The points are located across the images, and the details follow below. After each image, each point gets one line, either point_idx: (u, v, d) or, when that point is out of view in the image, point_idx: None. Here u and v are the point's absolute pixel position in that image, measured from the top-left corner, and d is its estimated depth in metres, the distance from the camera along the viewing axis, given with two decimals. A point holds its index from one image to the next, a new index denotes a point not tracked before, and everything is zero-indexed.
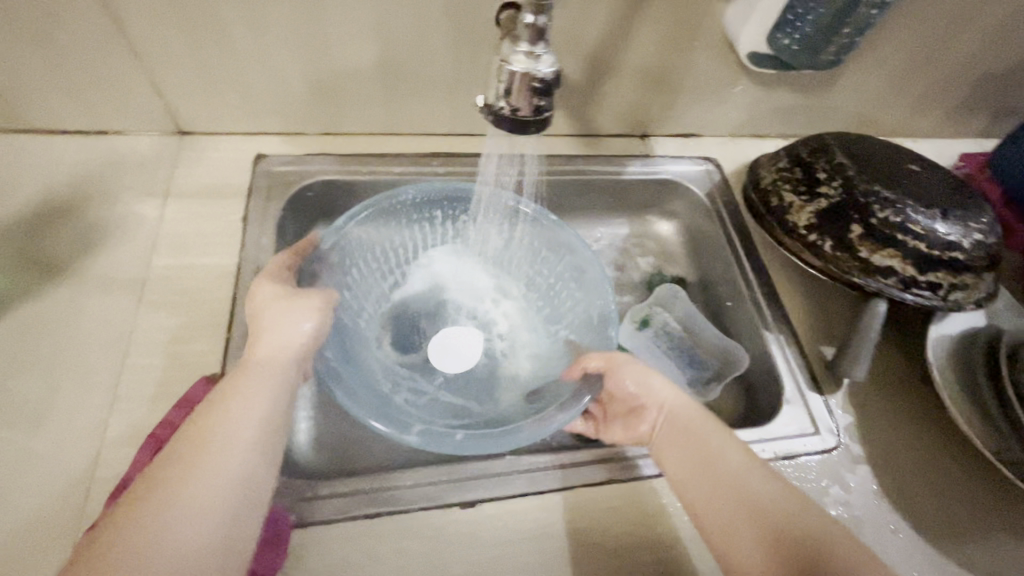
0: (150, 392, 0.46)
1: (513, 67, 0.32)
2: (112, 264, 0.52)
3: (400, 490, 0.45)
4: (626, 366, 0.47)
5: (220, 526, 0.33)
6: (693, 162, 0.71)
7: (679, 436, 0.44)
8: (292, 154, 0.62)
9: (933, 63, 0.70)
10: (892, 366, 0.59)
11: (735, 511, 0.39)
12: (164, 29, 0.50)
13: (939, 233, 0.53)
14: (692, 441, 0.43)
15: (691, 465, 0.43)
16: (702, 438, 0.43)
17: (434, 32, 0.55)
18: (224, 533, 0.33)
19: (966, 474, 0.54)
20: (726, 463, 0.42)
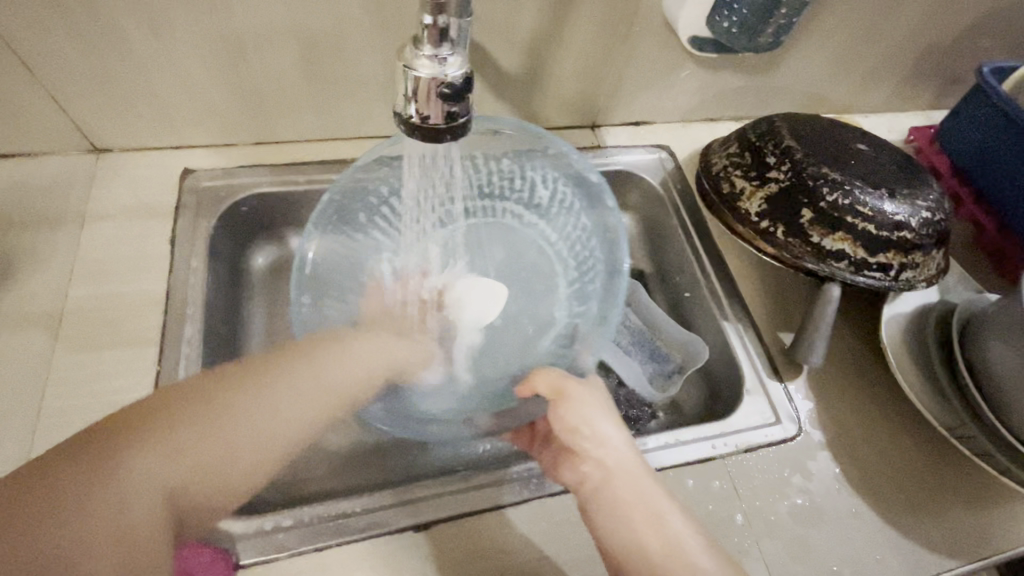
0: (70, 435, 0.43)
1: (417, 72, 0.29)
2: (24, 298, 0.48)
3: (348, 518, 0.43)
4: (575, 405, 0.45)
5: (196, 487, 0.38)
6: (646, 150, 0.69)
7: (620, 486, 0.43)
8: (220, 166, 0.58)
9: (878, 37, 0.69)
10: (849, 347, 0.59)
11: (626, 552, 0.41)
12: (58, 40, 0.46)
13: (888, 213, 0.52)
14: (627, 491, 0.43)
15: (620, 517, 0.42)
16: (638, 487, 0.43)
17: (359, 28, 0.52)
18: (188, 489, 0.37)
19: (924, 451, 0.54)
20: (658, 532, 0.41)
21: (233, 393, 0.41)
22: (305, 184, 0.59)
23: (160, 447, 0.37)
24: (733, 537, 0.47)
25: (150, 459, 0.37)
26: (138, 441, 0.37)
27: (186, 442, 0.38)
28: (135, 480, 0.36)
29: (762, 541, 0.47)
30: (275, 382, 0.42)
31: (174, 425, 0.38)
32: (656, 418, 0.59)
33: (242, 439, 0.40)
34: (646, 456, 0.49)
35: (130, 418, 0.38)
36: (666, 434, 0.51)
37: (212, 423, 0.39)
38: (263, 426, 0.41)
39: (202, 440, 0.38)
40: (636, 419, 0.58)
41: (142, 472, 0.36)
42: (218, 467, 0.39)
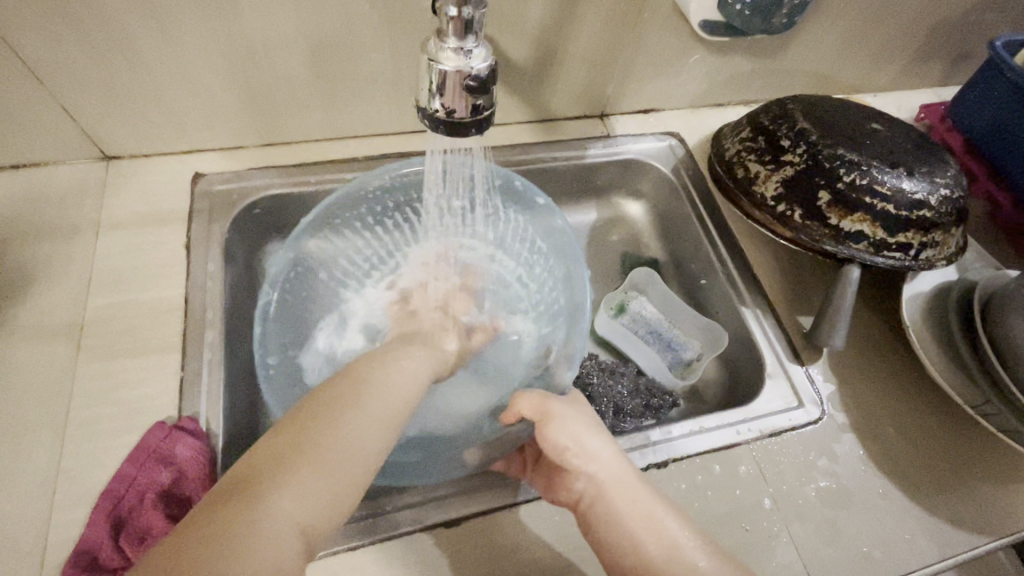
0: (99, 444, 0.43)
1: (442, 65, 0.29)
2: (43, 309, 0.48)
3: (379, 517, 0.43)
4: (559, 425, 0.42)
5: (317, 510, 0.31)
6: (656, 138, 0.69)
7: (610, 502, 0.40)
8: (231, 169, 0.58)
9: (887, 15, 0.68)
10: (868, 329, 0.59)
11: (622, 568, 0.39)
12: (66, 48, 0.46)
13: (906, 192, 0.52)
14: (620, 506, 0.40)
15: (617, 529, 0.40)
16: (632, 503, 0.40)
17: (366, 25, 0.51)
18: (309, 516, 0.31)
19: (948, 429, 0.54)
20: (658, 538, 0.39)
21: (309, 418, 0.34)
22: (317, 185, 0.58)
23: (300, 465, 0.31)
24: (762, 522, 0.47)
25: (283, 501, 0.30)
26: (202, 513, 0.29)
27: (343, 460, 0.33)
28: (285, 513, 0.30)
29: (791, 525, 0.47)
30: (349, 414, 0.35)
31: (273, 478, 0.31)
32: (677, 406, 0.59)
33: (320, 489, 0.31)
34: (672, 445, 0.49)
35: (218, 492, 0.30)
36: (691, 422, 0.51)
37: (324, 453, 0.33)
38: (342, 464, 0.33)
39: (333, 444, 0.33)
40: (658, 408, 0.57)
41: (272, 515, 0.29)
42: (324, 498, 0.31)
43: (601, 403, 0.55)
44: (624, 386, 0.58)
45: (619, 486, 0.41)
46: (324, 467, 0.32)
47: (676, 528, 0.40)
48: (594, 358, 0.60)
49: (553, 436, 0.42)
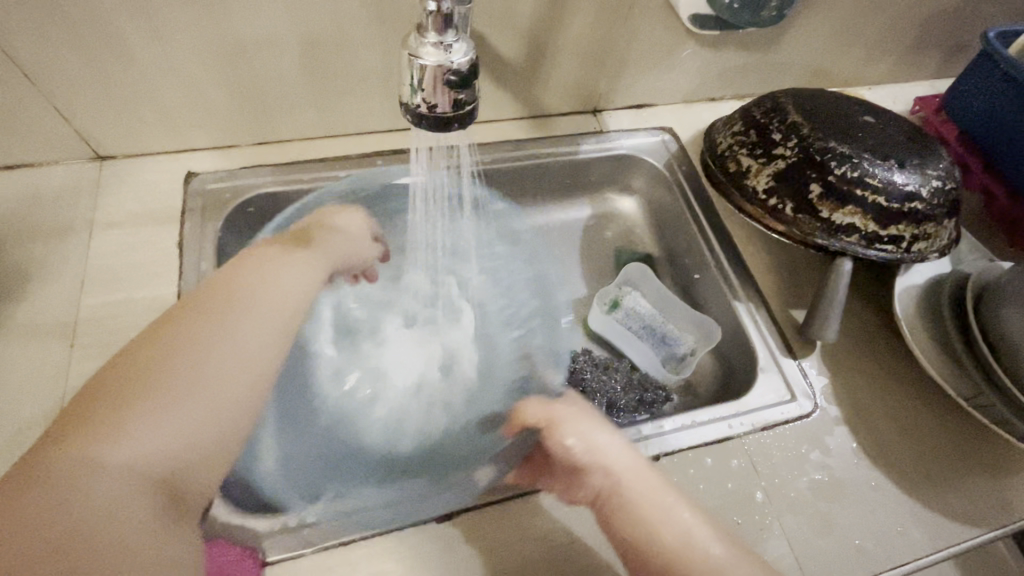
0: None
1: (423, 60, 0.29)
2: (37, 308, 0.48)
3: (370, 512, 0.43)
4: (567, 426, 0.44)
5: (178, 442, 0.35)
6: (648, 133, 0.69)
7: (630, 484, 0.42)
8: (223, 168, 0.58)
9: (880, 8, 0.68)
10: (862, 322, 0.59)
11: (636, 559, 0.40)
12: (57, 49, 0.46)
13: (898, 185, 0.52)
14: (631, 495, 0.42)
15: (638, 520, 0.41)
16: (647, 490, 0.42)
17: (354, 22, 0.51)
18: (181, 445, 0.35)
19: (942, 421, 0.54)
20: (669, 526, 0.40)
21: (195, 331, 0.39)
22: (310, 183, 0.58)
23: (184, 395, 0.36)
24: (754, 516, 0.47)
25: (176, 418, 0.35)
26: (103, 409, 0.34)
27: (218, 372, 0.38)
28: (168, 425, 0.35)
29: (783, 517, 0.47)
30: (206, 332, 0.39)
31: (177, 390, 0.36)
32: (671, 401, 0.59)
33: (202, 413, 0.36)
34: (664, 438, 0.49)
35: (94, 390, 0.36)
36: (683, 416, 0.51)
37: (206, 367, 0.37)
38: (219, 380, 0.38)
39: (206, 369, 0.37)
40: (652, 403, 0.57)
41: (175, 422, 0.35)
42: (212, 412, 0.36)
43: (595, 398, 0.56)
44: (618, 381, 0.58)
45: (631, 480, 0.42)
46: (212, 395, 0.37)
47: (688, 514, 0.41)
48: (588, 353, 0.60)
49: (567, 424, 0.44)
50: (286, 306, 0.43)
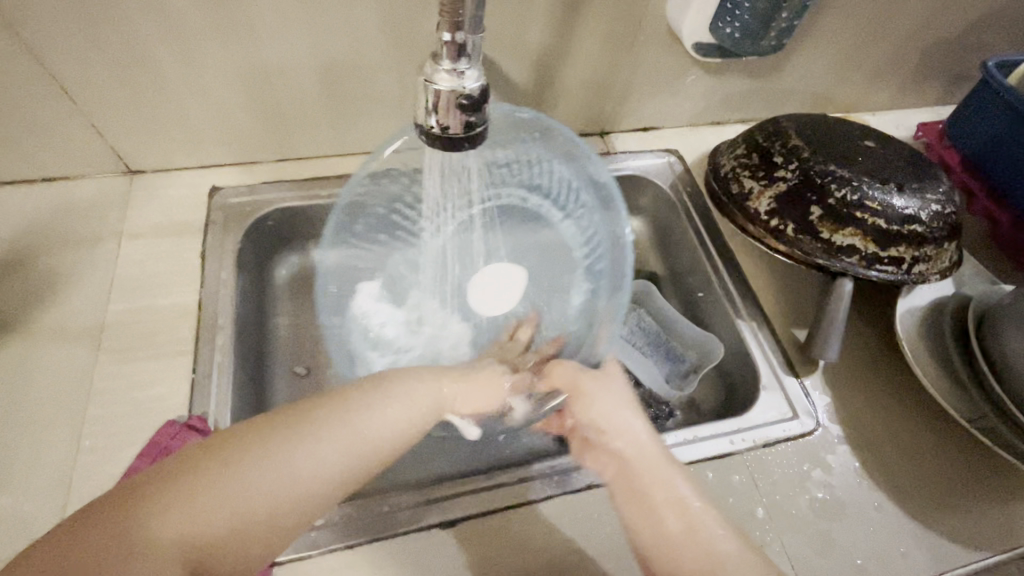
0: (110, 443, 0.45)
1: (437, 86, 0.31)
2: (65, 313, 0.51)
3: (374, 517, 0.44)
4: (587, 399, 0.46)
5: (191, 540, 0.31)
6: (654, 155, 0.71)
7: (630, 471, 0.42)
8: (245, 183, 0.61)
9: (881, 38, 0.70)
10: (865, 343, 0.59)
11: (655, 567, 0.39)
12: (95, 70, 0.49)
13: (898, 208, 0.53)
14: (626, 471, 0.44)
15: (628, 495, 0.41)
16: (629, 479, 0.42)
17: (373, 47, 0.54)
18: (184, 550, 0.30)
19: (946, 443, 0.54)
20: (699, 540, 0.38)
21: (355, 403, 0.37)
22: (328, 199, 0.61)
23: (269, 466, 0.33)
24: (755, 532, 0.47)
25: (265, 479, 0.33)
26: (195, 474, 0.32)
27: (307, 469, 0.34)
28: (252, 493, 0.32)
29: (784, 535, 0.47)
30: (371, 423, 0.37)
31: (262, 464, 0.33)
32: (674, 417, 0.60)
33: (291, 483, 0.33)
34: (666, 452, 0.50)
35: (184, 458, 0.34)
36: (685, 432, 0.51)
37: (329, 451, 0.35)
38: (291, 482, 0.34)
39: (304, 461, 0.34)
40: (655, 418, 0.58)
41: (259, 487, 0.33)
42: (293, 492, 0.34)
43: None
44: None
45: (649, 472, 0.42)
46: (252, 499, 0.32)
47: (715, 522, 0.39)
48: None
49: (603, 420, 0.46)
50: (389, 439, 0.38)
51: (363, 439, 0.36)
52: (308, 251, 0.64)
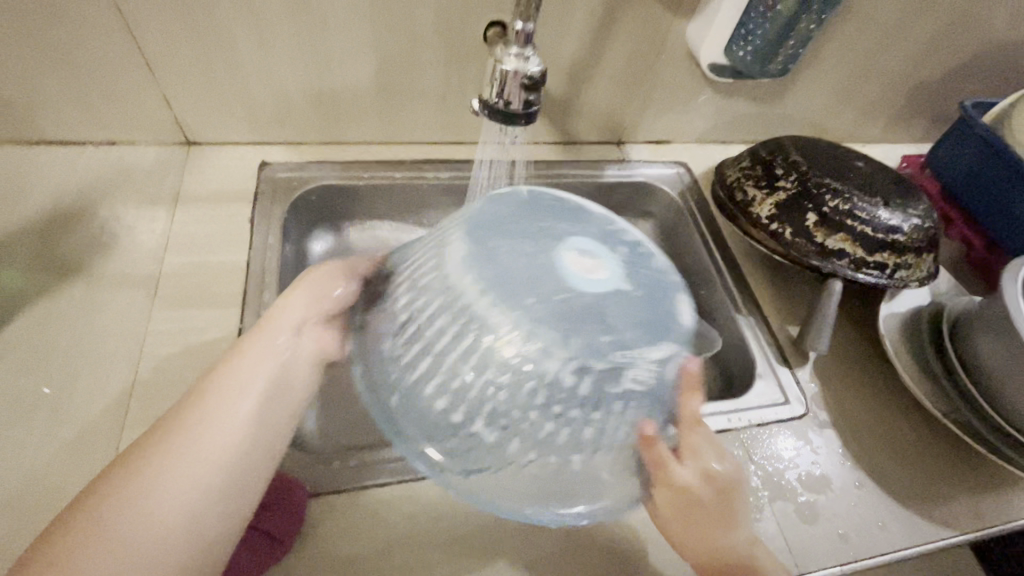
0: (164, 379, 0.49)
1: (504, 66, 0.37)
2: (125, 263, 0.56)
3: (404, 461, 0.48)
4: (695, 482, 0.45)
5: (145, 521, 0.33)
6: (665, 165, 0.77)
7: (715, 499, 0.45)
8: (292, 161, 0.66)
9: (873, 76, 0.78)
10: (851, 343, 0.65)
11: None
12: (178, 45, 0.55)
13: (883, 219, 0.60)
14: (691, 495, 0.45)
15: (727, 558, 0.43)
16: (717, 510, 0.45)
17: (426, 46, 0.60)
18: (133, 530, 0.33)
19: (922, 434, 0.59)
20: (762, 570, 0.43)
21: (199, 390, 0.40)
22: (368, 180, 0.66)
23: (188, 437, 0.37)
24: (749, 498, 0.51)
25: (195, 451, 0.36)
26: (139, 453, 0.36)
27: (222, 426, 0.38)
28: (182, 472, 0.35)
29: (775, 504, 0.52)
30: (232, 375, 0.41)
31: (193, 424, 0.37)
32: None
33: (222, 422, 0.38)
34: None
35: (116, 462, 0.36)
36: None
37: (226, 411, 0.39)
38: (212, 435, 0.37)
39: (222, 417, 0.38)
40: None
41: (176, 474, 0.35)
42: (227, 442, 0.38)
43: None
44: None
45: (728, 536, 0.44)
46: (189, 457, 0.36)
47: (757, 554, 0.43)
48: None
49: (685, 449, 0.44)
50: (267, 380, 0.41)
51: (257, 377, 0.41)
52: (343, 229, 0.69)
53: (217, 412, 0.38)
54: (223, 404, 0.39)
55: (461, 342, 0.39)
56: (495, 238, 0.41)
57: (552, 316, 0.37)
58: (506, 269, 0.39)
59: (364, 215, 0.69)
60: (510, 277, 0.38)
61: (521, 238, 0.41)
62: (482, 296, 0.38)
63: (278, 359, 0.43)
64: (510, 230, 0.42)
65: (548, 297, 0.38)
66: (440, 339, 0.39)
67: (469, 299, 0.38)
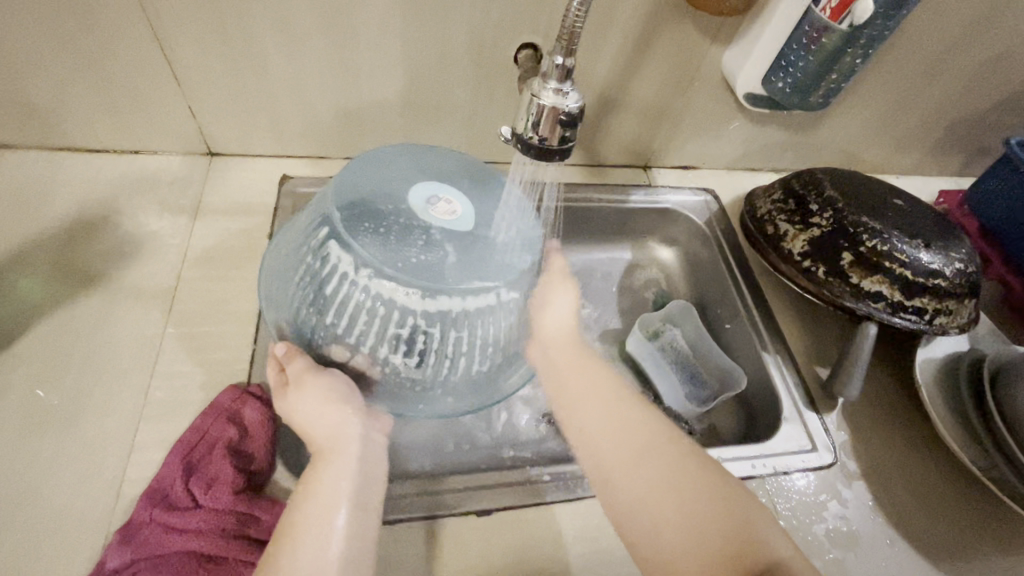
0: (174, 399, 0.47)
1: (543, 101, 0.36)
2: (142, 275, 0.54)
3: (417, 498, 0.46)
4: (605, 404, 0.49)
5: None
6: (693, 193, 0.75)
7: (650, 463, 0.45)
8: (314, 176, 0.65)
9: (912, 108, 0.75)
10: (883, 388, 0.62)
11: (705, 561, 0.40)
12: (207, 59, 0.54)
13: (924, 262, 0.57)
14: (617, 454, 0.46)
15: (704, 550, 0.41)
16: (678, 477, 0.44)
17: (456, 65, 0.59)
18: None
19: (957, 489, 0.56)
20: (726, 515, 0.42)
21: (295, 515, 0.40)
22: None
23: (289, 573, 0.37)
24: None
25: None
26: None
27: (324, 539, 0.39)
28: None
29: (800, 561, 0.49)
30: (322, 492, 0.41)
31: (290, 559, 0.37)
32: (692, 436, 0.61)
33: (320, 550, 0.38)
34: None
35: None
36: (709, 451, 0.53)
37: (323, 530, 0.39)
38: (315, 562, 0.38)
39: (316, 544, 0.38)
40: None
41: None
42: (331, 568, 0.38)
43: None
44: None
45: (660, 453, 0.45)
46: None
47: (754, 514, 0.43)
48: None
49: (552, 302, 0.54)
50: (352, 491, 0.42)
51: (340, 494, 0.41)
52: None
53: (311, 541, 0.38)
54: (313, 531, 0.39)
55: (422, 310, 0.44)
56: (357, 230, 0.44)
57: (472, 254, 0.45)
58: (409, 253, 0.44)
59: None
60: (398, 253, 0.43)
61: (397, 236, 0.44)
62: (406, 288, 0.43)
63: (356, 468, 0.43)
64: (388, 224, 0.45)
65: (432, 256, 0.44)
66: (407, 322, 0.44)
67: (399, 299, 0.43)
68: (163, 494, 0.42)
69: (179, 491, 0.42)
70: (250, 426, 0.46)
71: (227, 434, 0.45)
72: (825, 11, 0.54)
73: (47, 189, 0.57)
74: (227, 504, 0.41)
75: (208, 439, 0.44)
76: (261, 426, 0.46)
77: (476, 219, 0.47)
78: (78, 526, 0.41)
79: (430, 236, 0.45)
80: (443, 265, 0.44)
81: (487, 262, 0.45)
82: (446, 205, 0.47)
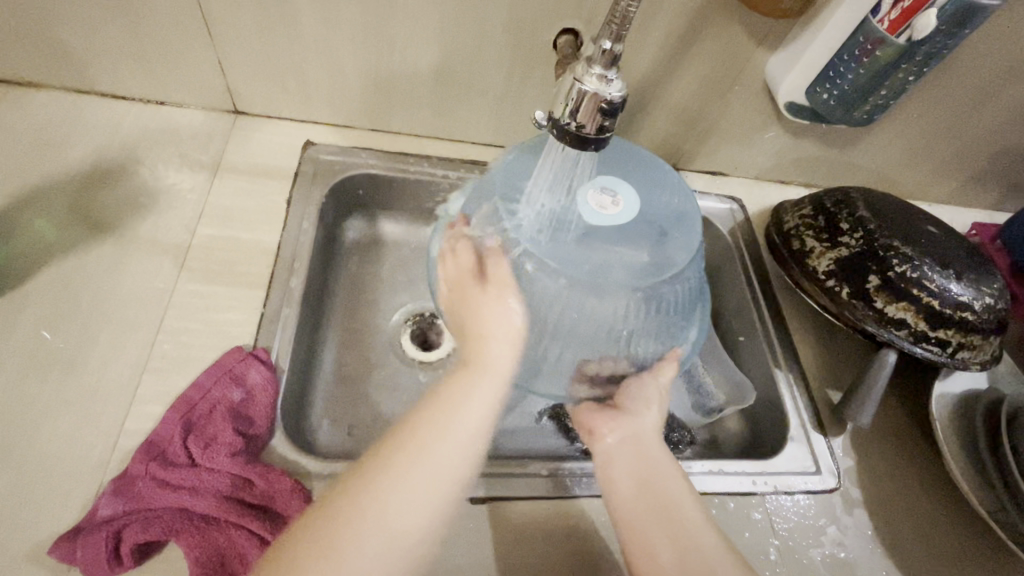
0: (180, 355, 0.47)
1: (585, 86, 0.35)
2: (157, 227, 0.54)
3: None
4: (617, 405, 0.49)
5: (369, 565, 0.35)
6: (718, 200, 0.73)
7: (637, 451, 0.46)
8: (339, 144, 0.64)
9: (955, 135, 0.73)
10: (893, 418, 0.61)
11: (656, 553, 0.41)
12: (241, 14, 0.53)
13: (953, 293, 0.55)
14: (629, 452, 0.46)
15: (661, 514, 0.43)
16: (654, 475, 0.45)
17: (493, 46, 0.57)
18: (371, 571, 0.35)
19: (959, 529, 0.55)
20: (682, 516, 0.43)
21: (438, 414, 0.41)
22: (413, 175, 0.64)
23: (379, 503, 0.37)
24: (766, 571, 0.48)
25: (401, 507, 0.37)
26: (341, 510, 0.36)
27: (415, 489, 0.38)
28: (371, 553, 0.35)
29: None
30: (457, 404, 0.42)
31: (387, 496, 0.37)
32: (693, 446, 0.61)
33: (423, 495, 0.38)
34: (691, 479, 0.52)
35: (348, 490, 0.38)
36: (711, 463, 0.53)
37: (419, 485, 0.38)
38: (410, 508, 0.37)
39: (422, 466, 0.39)
40: (676, 442, 0.59)
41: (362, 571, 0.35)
42: (425, 495, 0.38)
43: None
44: None
45: (644, 456, 0.46)
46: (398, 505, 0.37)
47: (712, 535, 0.42)
48: None
49: (629, 404, 0.49)
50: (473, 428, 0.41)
51: (466, 431, 0.41)
52: (377, 219, 0.67)
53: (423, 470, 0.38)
54: (426, 462, 0.39)
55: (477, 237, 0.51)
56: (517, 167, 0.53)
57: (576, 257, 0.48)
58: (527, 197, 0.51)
59: (402, 208, 0.67)
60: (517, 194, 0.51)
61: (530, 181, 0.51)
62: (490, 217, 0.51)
63: (493, 401, 0.43)
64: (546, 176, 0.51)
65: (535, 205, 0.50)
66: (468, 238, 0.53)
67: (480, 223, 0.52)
68: (160, 449, 0.41)
69: (176, 447, 0.42)
70: (253, 390, 0.45)
71: (231, 396, 0.45)
72: (883, 23, 0.52)
73: (69, 131, 0.57)
74: (222, 465, 0.41)
75: (211, 397, 0.44)
76: (264, 390, 0.45)
77: (620, 227, 0.49)
78: (70, 474, 0.40)
79: (573, 214, 0.49)
80: (528, 217, 0.50)
81: (571, 254, 0.49)
82: (617, 211, 0.50)
